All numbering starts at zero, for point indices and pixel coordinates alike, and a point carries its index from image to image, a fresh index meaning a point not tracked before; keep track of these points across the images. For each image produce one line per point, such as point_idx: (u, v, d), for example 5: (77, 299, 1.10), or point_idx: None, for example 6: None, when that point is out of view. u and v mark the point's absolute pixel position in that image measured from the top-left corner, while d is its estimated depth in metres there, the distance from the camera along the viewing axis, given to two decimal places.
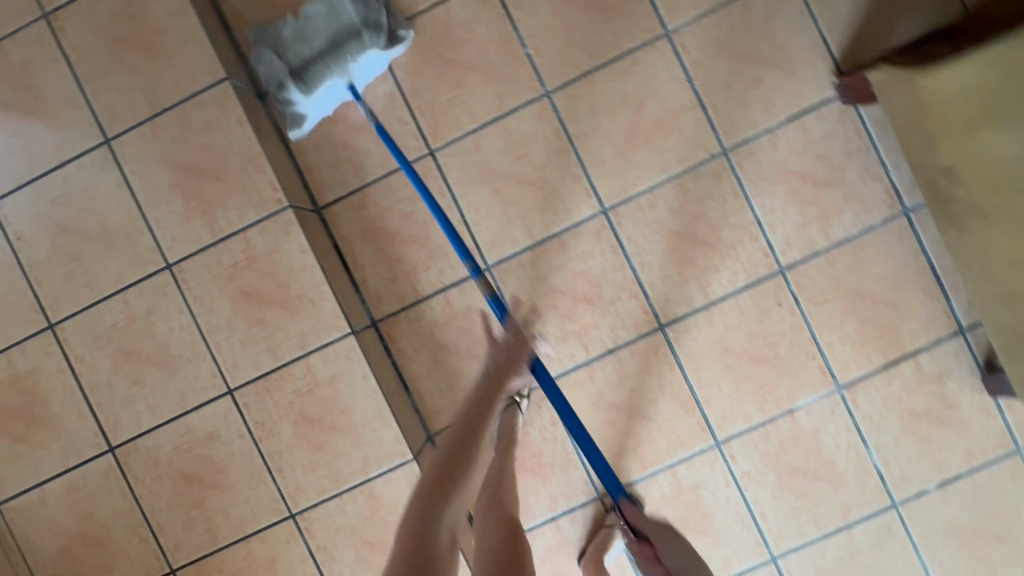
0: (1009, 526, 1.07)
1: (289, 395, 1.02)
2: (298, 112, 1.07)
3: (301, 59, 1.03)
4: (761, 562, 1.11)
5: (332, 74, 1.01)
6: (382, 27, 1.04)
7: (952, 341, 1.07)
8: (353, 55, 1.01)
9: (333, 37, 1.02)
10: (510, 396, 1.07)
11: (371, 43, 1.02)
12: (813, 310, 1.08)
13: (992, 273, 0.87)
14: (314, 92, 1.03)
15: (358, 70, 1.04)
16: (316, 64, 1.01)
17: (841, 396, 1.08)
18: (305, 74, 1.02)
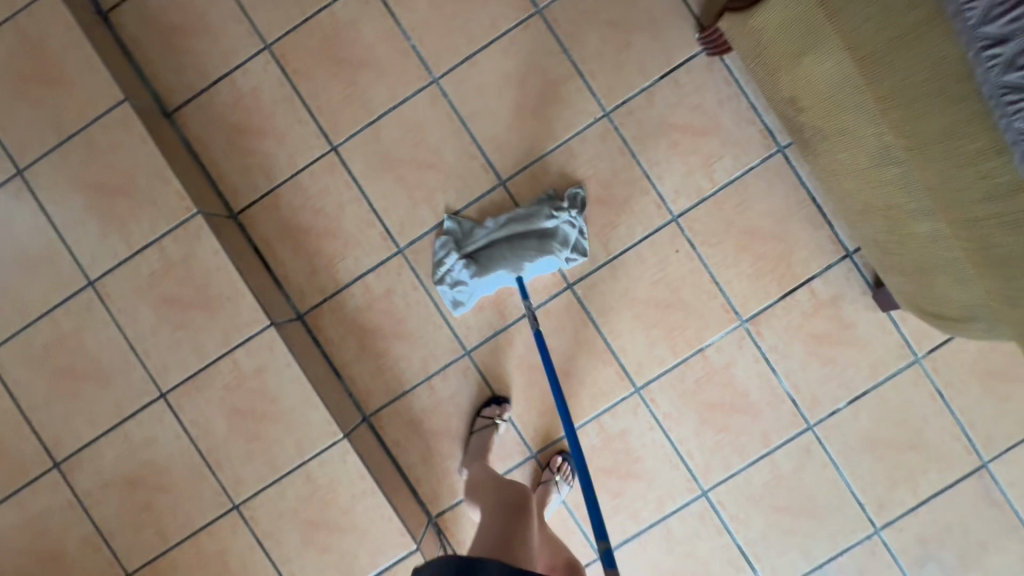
0: (917, 433, 1.14)
1: (219, 391, 1.07)
2: (463, 293, 1.14)
3: (481, 242, 1.14)
4: (693, 498, 1.16)
5: (504, 263, 1.11)
6: (566, 244, 1.12)
7: (841, 265, 1.14)
8: (529, 259, 1.10)
9: (523, 232, 1.13)
10: (491, 417, 1.14)
11: (550, 249, 1.11)
12: (709, 252, 1.15)
13: (845, 188, 0.95)
14: (484, 277, 1.12)
15: (528, 272, 1.11)
16: (490, 253, 1.12)
17: (745, 329, 1.15)
18: (482, 261, 1.12)
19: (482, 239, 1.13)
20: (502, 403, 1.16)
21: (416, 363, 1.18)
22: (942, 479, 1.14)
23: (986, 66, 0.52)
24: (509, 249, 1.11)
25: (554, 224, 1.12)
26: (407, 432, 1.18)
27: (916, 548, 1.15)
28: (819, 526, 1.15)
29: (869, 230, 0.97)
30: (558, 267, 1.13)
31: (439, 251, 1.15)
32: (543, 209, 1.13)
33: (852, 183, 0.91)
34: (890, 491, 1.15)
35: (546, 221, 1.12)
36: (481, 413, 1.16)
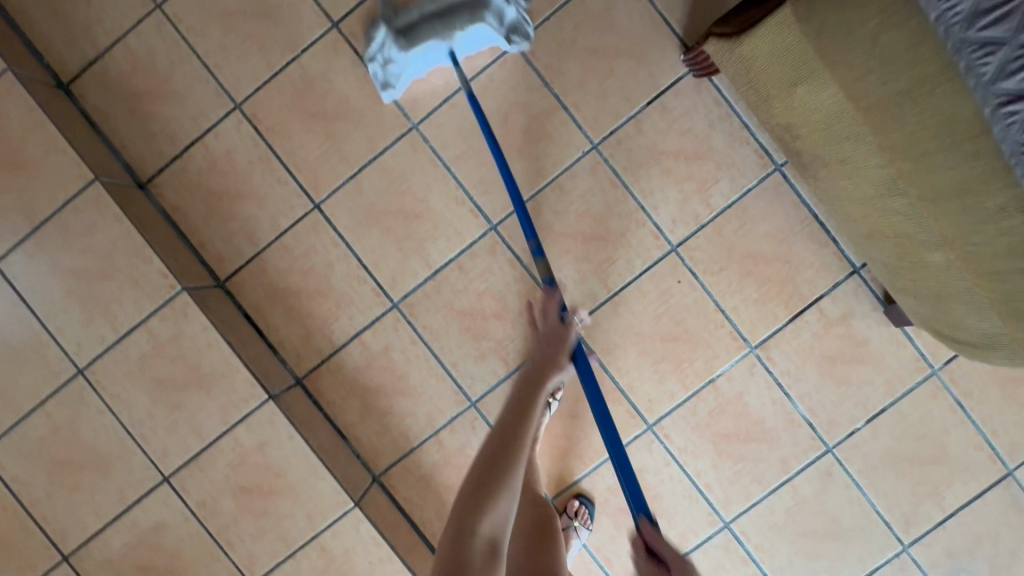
0: (939, 446, 1.12)
1: (223, 469, 1.05)
2: (393, 73, 1.06)
3: (407, 17, 1.02)
4: (715, 531, 1.14)
5: (435, 38, 1.00)
6: (500, 16, 1.02)
7: (849, 281, 1.10)
8: (460, 28, 1.00)
9: (454, 8, 1.00)
10: (544, 397, 1.11)
11: (483, 20, 0.99)
12: (711, 280, 1.11)
13: (848, 213, 0.91)
14: (411, 50, 1.02)
15: (463, 42, 1.02)
16: (420, 27, 1.01)
17: (756, 356, 1.12)
18: (412, 34, 1.01)
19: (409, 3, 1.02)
20: (555, 384, 1.13)
21: (421, 418, 1.15)
22: (968, 490, 1.12)
23: (1005, 124, 0.52)
24: (439, 23, 1.00)
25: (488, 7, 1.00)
26: (419, 489, 1.15)
27: (947, 562, 1.13)
28: (846, 548, 1.13)
29: (871, 256, 0.96)
30: (495, 40, 1.03)
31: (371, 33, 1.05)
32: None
33: (851, 214, 0.90)
34: (916, 507, 1.13)
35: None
36: None
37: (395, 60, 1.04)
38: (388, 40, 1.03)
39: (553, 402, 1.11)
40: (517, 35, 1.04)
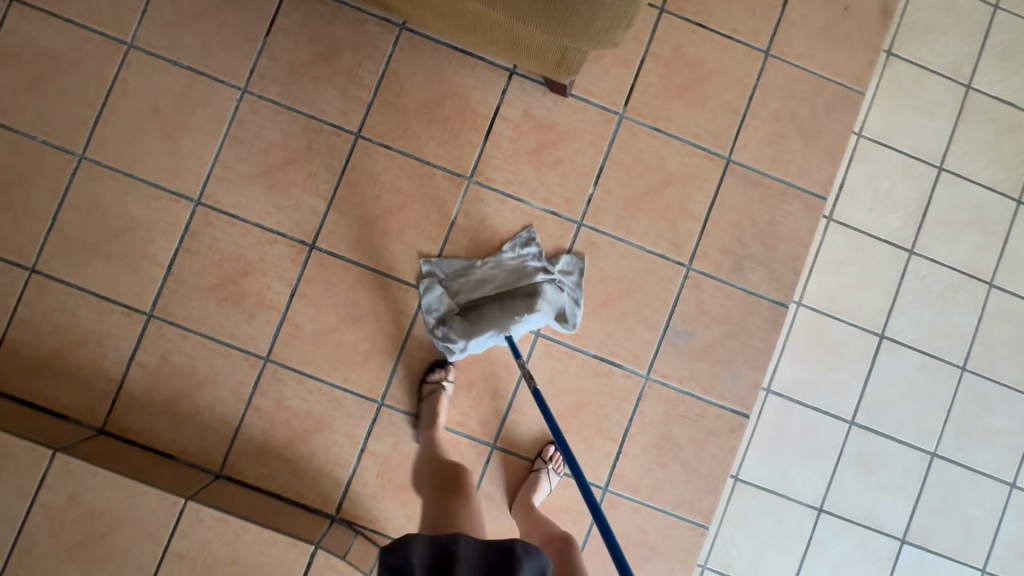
0: (663, 171, 1.22)
1: (50, 539, 1.04)
2: (459, 352, 1.15)
3: (470, 302, 1.16)
4: (531, 345, 1.20)
5: (490, 326, 1.12)
6: (555, 305, 1.17)
7: (512, 83, 1.21)
8: (519, 317, 1.12)
9: (514, 295, 1.15)
10: (437, 382, 1.16)
11: (541, 307, 1.13)
12: (404, 143, 1.20)
13: (449, 32, 1.05)
14: (476, 335, 1.13)
15: (536, 319, 1.13)
16: (483, 313, 1.14)
17: (475, 183, 1.20)
18: (473, 316, 1.14)
19: (461, 293, 1.17)
20: (446, 365, 1.17)
21: (229, 398, 1.17)
22: (707, 191, 1.23)
23: None
24: (500, 308, 1.13)
25: (539, 281, 1.16)
26: (261, 460, 1.16)
27: (727, 259, 1.23)
28: (645, 296, 1.21)
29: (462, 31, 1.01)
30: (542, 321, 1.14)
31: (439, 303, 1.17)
32: (520, 275, 1.17)
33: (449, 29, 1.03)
34: (676, 230, 1.22)
35: (528, 283, 1.16)
36: (428, 376, 1.17)
37: (457, 341, 1.15)
38: (459, 315, 1.16)
39: (446, 383, 1.16)
40: (566, 317, 1.18)
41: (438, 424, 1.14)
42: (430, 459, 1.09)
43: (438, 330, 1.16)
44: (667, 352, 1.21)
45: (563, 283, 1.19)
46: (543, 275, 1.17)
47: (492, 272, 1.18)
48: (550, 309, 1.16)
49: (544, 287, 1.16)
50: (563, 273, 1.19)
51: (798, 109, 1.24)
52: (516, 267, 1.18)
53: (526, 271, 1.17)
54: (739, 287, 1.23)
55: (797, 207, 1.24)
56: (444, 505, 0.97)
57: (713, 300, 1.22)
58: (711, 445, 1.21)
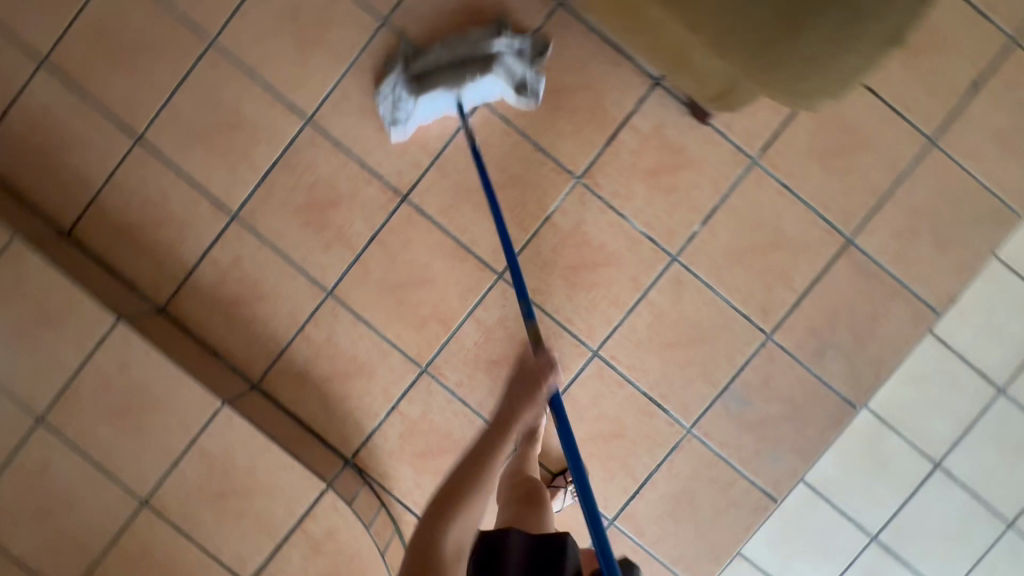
0: (777, 231, 1.15)
1: (93, 397, 1.08)
2: (403, 116, 1.11)
3: (423, 69, 1.10)
4: (586, 361, 1.17)
5: (444, 87, 1.07)
6: (513, 74, 1.08)
7: (653, 94, 1.14)
8: (470, 79, 1.06)
9: (468, 61, 1.07)
10: None
11: (496, 74, 1.06)
12: (525, 122, 1.15)
13: (647, 52, 1.00)
14: (422, 97, 1.08)
15: (488, 85, 1.07)
16: (435, 73, 1.09)
17: (583, 184, 1.15)
18: (425, 81, 1.09)
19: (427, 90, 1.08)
20: None
21: (285, 317, 1.19)
22: (815, 265, 1.15)
23: None
24: (449, 70, 1.08)
25: (496, 49, 1.07)
26: (298, 385, 1.19)
27: (811, 340, 1.16)
28: (713, 351, 1.17)
29: (634, 35, 0.98)
30: (499, 91, 1.09)
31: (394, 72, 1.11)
32: (482, 42, 1.08)
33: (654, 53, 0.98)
34: (768, 295, 1.16)
35: (485, 45, 1.08)
36: None
37: (406, 100, 1.10)
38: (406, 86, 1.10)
39: None
40: (526, 88, 1.09)
41: (534, 436, 1.10)
42: (516, 470, 1.05)
43: (389, 93, 1.11)
44: (716, 412, 1.17)
45: (523, 57, 1.09)
46: (507, 43, 1.08)
47: (445, 40, 1.10)
48: (506, 78, 1.08)
49: (503, 54, 1.07)
50: (519, 39, 1.09)
51: (943, 209, 1.14)
52: (477, 41, 1.08)
53: (489, 36, 1.08)
54: (812, 372, 1.17)
55: (903, 310, 1.16)
56: (518, 515, 0.92)
57: (781, 377, 1.17)
58: (728, 515, 1.18)
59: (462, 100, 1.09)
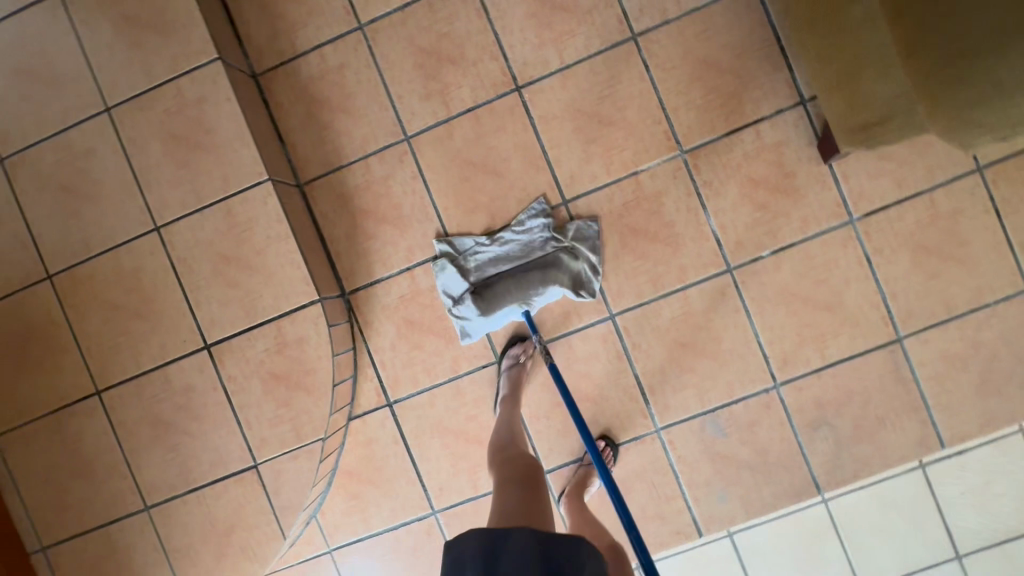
0: (836, 295, 1.13)
1: (160, 114, 1.10)
2: (468, 326, 1.17)
3: (484, 276, 1.17)
4: (599, 320, 1.17)
5: (513, 298, 1.13)
6: (571, 274, 1.15)
7: (792, 111, 1.11)
8: (537, 290, 1.13)
9: (529, 271, 1.15)
10: (519, 353, 1.17)
11: (558, 282, 1.13)
12: (662, 76, 1.13)
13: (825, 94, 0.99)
14: (489, 315, 1.15)
15: (554, 293, 1.13)
16: (498, 287, 1.15)
17: (683, 159, 1.13)
18: (489, 297, 1.15)
19: (464, 304, 1.16)
20: (526, 340, 1.19)
21: (357, 140, 1.20)
22: (854, 345, 1.13)
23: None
24: (516, 285, 1.14)
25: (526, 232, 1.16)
26: (337, 205, 1.20)
27: (812, 410, 1.14)
28: (718, 372, 1.15)
29: (805, 45, 0.97)
30: (562, 292, 1.14)
31: (443, 271, 1.18)
32: (536, 247, 1.16)
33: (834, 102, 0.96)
34: (796, 349, 1.14)
35: (540, 257, 1.16)
36: (510, 348, 1.18)
37: (475, 317, 1.16)
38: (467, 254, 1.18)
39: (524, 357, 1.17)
40: (585, 288, 1.15)
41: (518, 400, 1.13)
42: (508, 438, 1.06)
43: (453, 302, 1.17)
44: (691, 428, 1.16)
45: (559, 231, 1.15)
46: (561, 242, 1.15)
47: (496, 253, 1.17)
48: (567, 278, 1.14)
49: (557, 258, 1.15)
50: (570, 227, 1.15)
51: (1000, 356, 1.11)
52: (526, 225, 1.15)
53: (540, 236, 1.16)
54: (798, 439, 1.15)
55: (912, 429, 1.13)
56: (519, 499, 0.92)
57: (766, 428, 1.15)
58: (651, 524, 1.18)
59: (529, 308, 1.14)
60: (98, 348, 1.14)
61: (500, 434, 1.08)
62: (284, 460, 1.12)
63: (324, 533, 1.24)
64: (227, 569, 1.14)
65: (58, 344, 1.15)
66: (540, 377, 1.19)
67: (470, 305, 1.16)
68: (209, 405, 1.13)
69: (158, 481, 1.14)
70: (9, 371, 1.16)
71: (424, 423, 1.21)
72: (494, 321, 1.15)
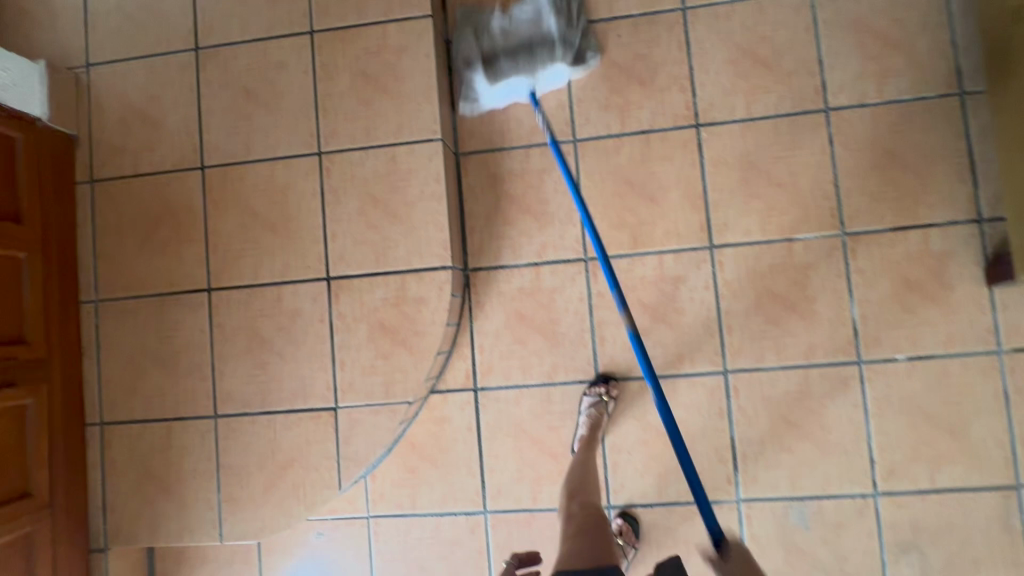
0: (962, 421, 1.08)
1: (358, 50, 1.14)
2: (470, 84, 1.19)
3: (491, 53, 1.16)
4: (711, 371, 1.14)
5: (522, 75, 1.15)
6: (573, 47, 1.16)
7: (967, 226, 1.09)
8: (546, 65, 1.15)
9: (537, 46, 1.14)
10: (600, 395, 1.13)
11: (563, 58, 1.15)
12: (844, 156, 1.13)
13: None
14: (497, 84, 1.16)
15: (560, 71, 1.17)
16: (495, 61, 1.15)
17: (843, 240, 1.11)
18: (495, 69, 1.15)
19: (512, 12, 1.16)
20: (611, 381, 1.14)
21: (524, 128, 1.21)
22: (968, 478, 1.07)
23: None
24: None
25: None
26: (486, 183, 1.21)
27: (905, 531, 1.08)
28: (818, 462, 1.10)
29: (1015, 177, 1.01)
30: (570, 74, 1.18)
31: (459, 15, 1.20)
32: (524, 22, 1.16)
33: None
34: (906, 464, 1.08)
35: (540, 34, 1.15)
36: (590, 389, 1.15)
37: (482, 88, 1.18)
38: (473, 64, 1.17)
39: (605, 398, 1.13)
40: (586, 54, 1.17)
41: (592, 444, 1.08)
42: (580, 480, 1.01)
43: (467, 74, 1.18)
44: (774, 509, 1.11)
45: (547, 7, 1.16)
46: (562, 20, 1.15)
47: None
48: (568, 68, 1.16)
49: (557, 50, 1.14)
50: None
51: None
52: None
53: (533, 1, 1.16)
54: (882, 556, 1.08)
55: None
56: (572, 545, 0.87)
57: (853, 535, 1.09)
58: None
59: (535, 90, 1.18)
60: (224, 249, 1.14)
61: (573, 473, 1.03)
62: (364, 412, 1.09)
63: (368, 497, 1.20)
64: (272, 502, 1.11)
65: (187, 232, 1.15)
66: (620, 420, 1.15)
67: (524, 5, 1.17)
68: (310, 334, 1.11)
69: (235, 393, 1.12)
70: (132, 244, 1.17)
71: (503, 418, 1.18)
72: (493, 96, 1.19)
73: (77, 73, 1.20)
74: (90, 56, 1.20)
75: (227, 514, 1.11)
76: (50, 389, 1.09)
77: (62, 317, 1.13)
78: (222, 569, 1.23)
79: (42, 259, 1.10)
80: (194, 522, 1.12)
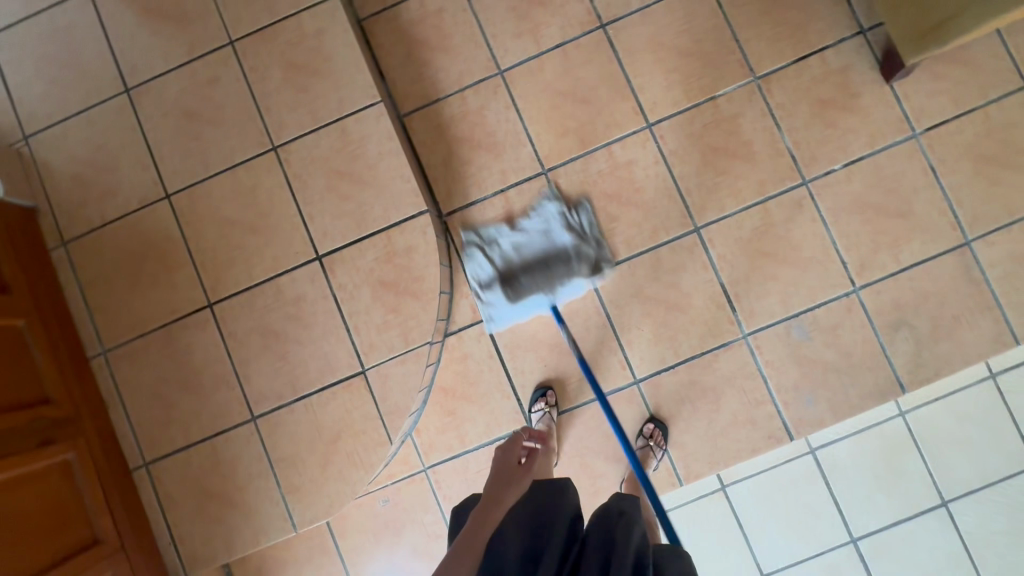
0: (906, 203, 1.21)
1: (281, 45, 1.20)
2: (494, 312, 1.25)
3: (508, 261, 1.26)
4: (685, 233, 1.24)
5: (538, 290, 1.24)
6: (584, 240, 1.25)
7: (854, 40, 1.23)
8: (561, 281, 1.24)
9: (550, 262, 1.25)
10: (543, 407, 1.22)
11: (578, 270, 1.24)
12: (734, 12, 1.26)
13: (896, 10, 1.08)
14: (516, 304, 1.24)
15: (575, 283, 1.24)
16: (526, 286, 1.25)
17: (757, 84, 1.24)
18: (515, 290, 1.24)
19: (520, 227, 1.26)
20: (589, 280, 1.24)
21: (453, 74, 1.30)
22: (926, 249, 1.21)
23: None
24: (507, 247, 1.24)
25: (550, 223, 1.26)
26: (434, 133, 1.29)
27: (891, 311, 1.21)
28: (800, 277, 1.22)
29: None
30: (585, 285, 1.25)
31: (469, 266, 1.26)
32: (559, 258, 1.26)
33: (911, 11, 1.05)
34: (873, 254, 1.21)
35: (566, 261, 1.25)
36: (533, 405, 1.23)
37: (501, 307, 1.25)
38: (489, 284, 1.25)
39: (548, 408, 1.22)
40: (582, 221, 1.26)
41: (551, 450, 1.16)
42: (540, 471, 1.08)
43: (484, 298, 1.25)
44: (777, 332, 1.22)
45: (570, 217, 1.26)
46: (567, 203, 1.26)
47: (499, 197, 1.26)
48: (583, 273, 1.24)
49: (580, 249, 1.25)
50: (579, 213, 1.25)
51: None
52: (535, 219, 1.26)
53: (564, 233, 1.25)
54: (880, 340, 1.21)
55: (988, 326, 1.19)
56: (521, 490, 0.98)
57: (849, 330, 1.21)
58: (743, 431, 1.22)
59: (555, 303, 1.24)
60: (212, 262, 1.19)
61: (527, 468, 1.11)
62: (391, 365, 1.16)
63: (419, 452, 1.26)
64: (332, 477, 1.16)
65: (172, 260, 1.20)
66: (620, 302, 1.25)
67: (530, 225, 1.27)
68: (318, 313, 1.17)
69: (266, 391, 1.17)
70: (122, 287, 1.20)
71: (519, 338, 1.26)
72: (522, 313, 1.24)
73: (18, 147, 1.23)
74: (25, 128, 1.23)
75: (294, 505, 1.15)
76: (87, 441, 1.11)
77: (74, 375, 1.15)
78: (305, 565, 1.28)
79: (41, 325, 1.12)
80: (265, 523, 1.16)
